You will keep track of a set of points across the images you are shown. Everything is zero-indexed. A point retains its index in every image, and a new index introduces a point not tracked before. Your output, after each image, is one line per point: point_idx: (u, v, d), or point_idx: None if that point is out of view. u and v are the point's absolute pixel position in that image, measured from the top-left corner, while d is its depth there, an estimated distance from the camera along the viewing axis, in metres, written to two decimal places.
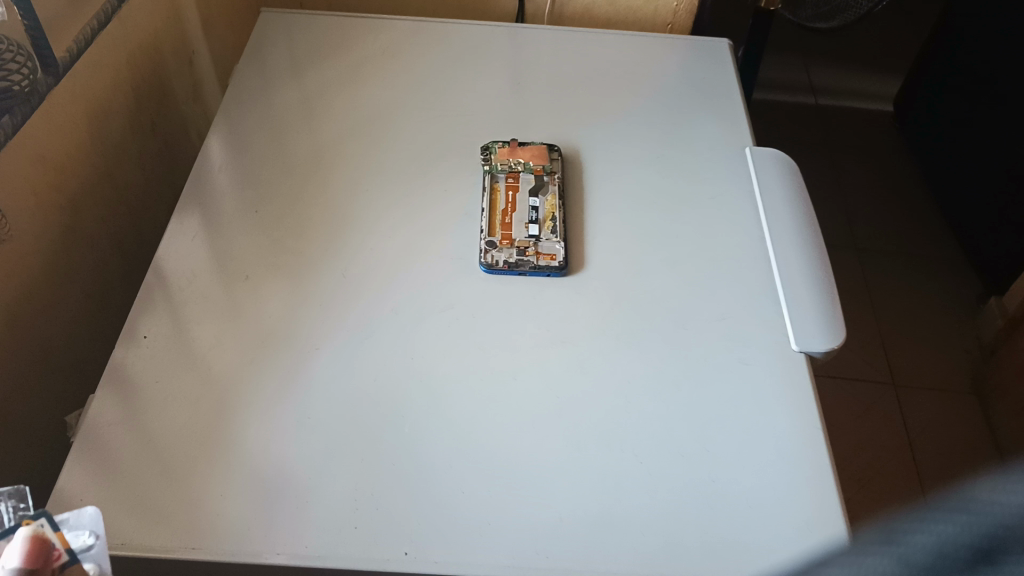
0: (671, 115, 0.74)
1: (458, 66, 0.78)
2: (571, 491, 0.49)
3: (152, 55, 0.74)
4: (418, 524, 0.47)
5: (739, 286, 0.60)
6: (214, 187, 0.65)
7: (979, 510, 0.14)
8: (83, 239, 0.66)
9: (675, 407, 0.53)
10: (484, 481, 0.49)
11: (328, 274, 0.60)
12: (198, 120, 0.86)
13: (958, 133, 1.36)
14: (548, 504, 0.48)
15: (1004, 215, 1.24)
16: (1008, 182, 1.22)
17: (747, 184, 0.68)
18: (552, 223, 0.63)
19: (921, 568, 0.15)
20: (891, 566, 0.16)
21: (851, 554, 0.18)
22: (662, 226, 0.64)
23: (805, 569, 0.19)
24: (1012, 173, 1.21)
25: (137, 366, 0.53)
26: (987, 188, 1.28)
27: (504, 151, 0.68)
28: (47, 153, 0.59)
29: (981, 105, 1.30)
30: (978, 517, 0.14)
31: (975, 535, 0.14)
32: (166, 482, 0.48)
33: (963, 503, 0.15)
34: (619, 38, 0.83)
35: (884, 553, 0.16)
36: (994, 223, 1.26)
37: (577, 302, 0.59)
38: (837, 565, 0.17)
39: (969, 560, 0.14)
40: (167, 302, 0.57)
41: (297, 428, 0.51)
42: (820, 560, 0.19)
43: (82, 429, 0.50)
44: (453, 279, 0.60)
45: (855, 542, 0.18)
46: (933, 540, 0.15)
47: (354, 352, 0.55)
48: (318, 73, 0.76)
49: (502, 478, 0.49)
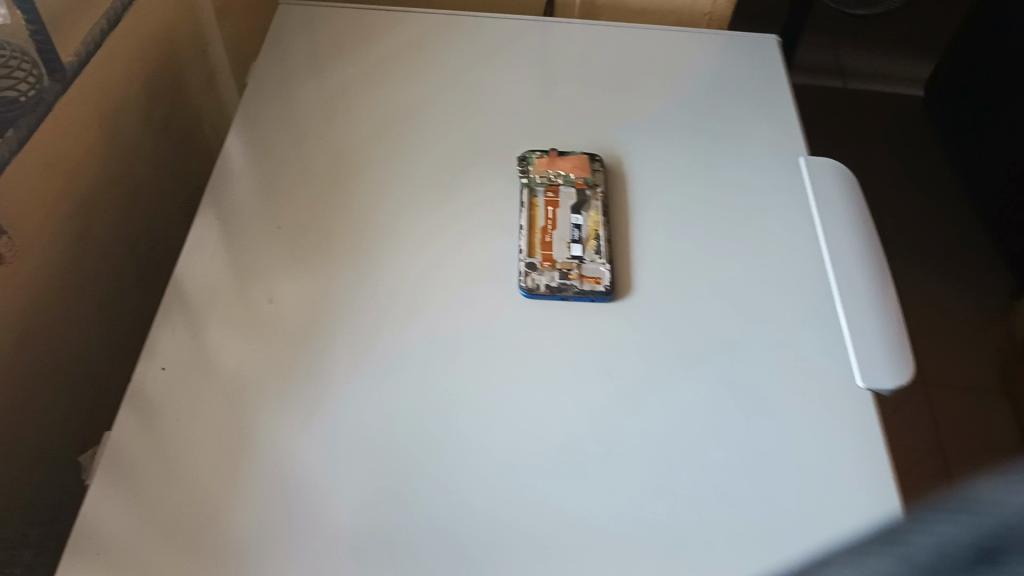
0: (717, 118, 0.69)
1: (489, 64, 0.74)
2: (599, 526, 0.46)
3: (162, 47, 0.70)
4: (430, 559, 0.44)
5: (798, 310, 0.56)
6: (235, 198, 0.61)
7: (982, 510, 0.15)
8: (92, 248, 0.62)
9: (734, 446, 0.49)
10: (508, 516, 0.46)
11: (357, 294, 0.56)
12: (211, 113, 0.81)
13: (979, 125, 1.31)
14: (579, 540, 0.45)
15: (1004, 215, 1.26)
16: (1008, 182, 1.23)
17: (803, 197, 0.63)
18: (596, 242, 0.59)
19: (922, 568, 0.15)
20: (892, 567, 0.16)
21: (849, 554, 0.17)
22: (714, 243, 0.60)
23: (803, 570, 0.18)
24: (1011, 173, 1.22)
25: (157, 397, 0.50)
26: (986, 191, 1.30)
27: (542, 160, 0.64)
28: (54, 161, 0.55)
29: (993, 106, 1.27)
30: (981, 516, 0.15)
31: (977, 536, 0.15)
32: (188, 530, 0.45)
33: (964, 502, 0.15)
34: (659, 32, 0.78)
35: (883, 554, 0.16)
36: (995, 223, 1.28)
37: (624, 329, 0.54)
38: (835, 566, 0.17)
39: (973, 562, 0.15)
40: (187, 326, 0.53)
41: (325, 467, 0.47)
42: (820, 560, 0.18)
43: (96, 468, 0.47)
44: (490, 302, 0.56)
45: (858, 541, 0.18)
46: (937, 542, 0.15)
47: (385, 382, 0.51)
48: (339, 71, 0.72)
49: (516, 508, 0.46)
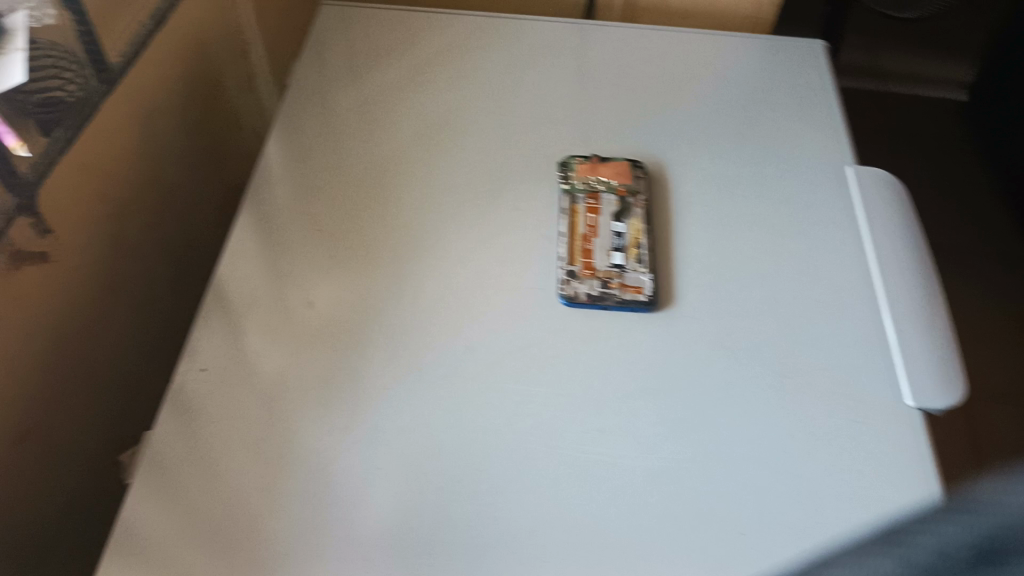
0: (762, 127, 0.68)
1: (529, 68, 0.73)
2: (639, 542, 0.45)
3: (203, 47, 0.70)
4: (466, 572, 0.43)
5: (845, 326, 0.55)
6: (275, 202, 0.61)
7: (982, 510, 0.16)
8: (131, 248, 0.62)
9: (782, 468, 0.48)
10: (545, 530, 0.45)
11: (395, 300, 0.56)
12: (249, 113, 0.82)
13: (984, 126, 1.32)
14: (618, 557, 0.44)
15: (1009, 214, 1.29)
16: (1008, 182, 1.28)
17: (850, 210, 0.62)
18: (638, 250, 0.58)
19: (925, 567, 0.17)
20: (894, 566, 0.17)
21: (849, 555, 0.18)
22: (758, 255, 0.59)
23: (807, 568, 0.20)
24: (1011, 173, 1.27)
25: (197, 401, 0.50)
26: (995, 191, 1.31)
27: (583, 167, 0.63)
28: (96, 162, 0.56)
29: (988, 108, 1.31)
30: (981, 517, 0.16)
31: (976, 536, 0.16)
32: (226, 535, 0.44)
33: (965, 503, 0.17)
34: (701, 37, 0.77)
35: (886, 555, 0.18)
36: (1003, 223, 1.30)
37: (665, 341, 0.53)
38: (838, 565, 0.18)
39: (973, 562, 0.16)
40: (226, 329, 0.53)
41: (364, 475, 0.47)
42: (821, 561, 0.19)
43: (137, 470, 0.47)
44: (529, 312, 0.55)
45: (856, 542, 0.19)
46: (936, 543, 0.17)
47: (423, 390, 0.51)
48: (378, 75, 0.72)
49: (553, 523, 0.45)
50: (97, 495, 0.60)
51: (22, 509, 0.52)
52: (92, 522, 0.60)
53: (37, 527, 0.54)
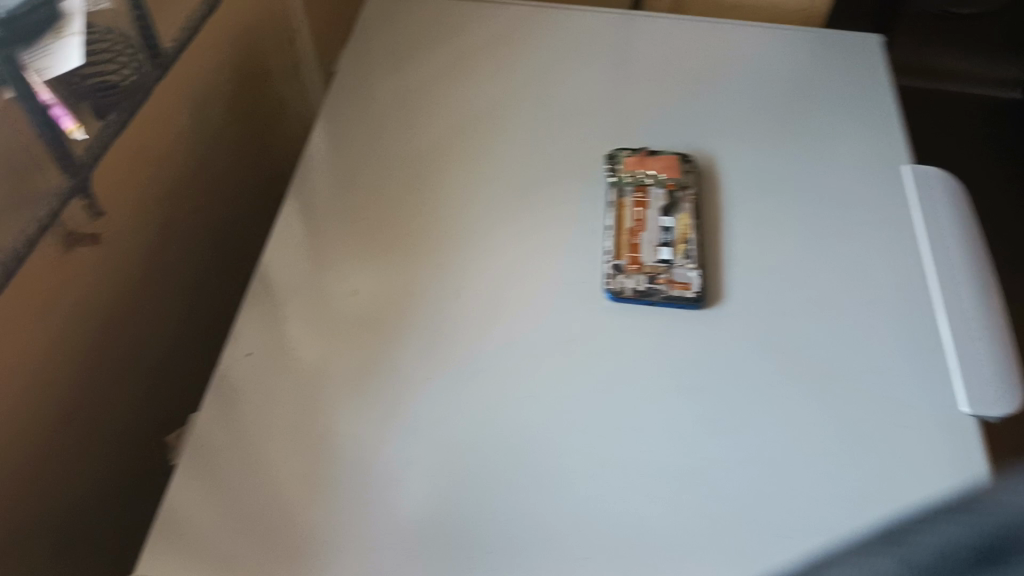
0: (815, 123, 0.66)
1: (577, 59, 0.72)
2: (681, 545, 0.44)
3: (251, 34, 0.70)
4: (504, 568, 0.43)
5: (898, 330, 0.53)
6: (320, 190, 0.61)
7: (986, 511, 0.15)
8: (179, 232, 0.63)
9: (831, 473, 0.47)
10: (585, 529, 0.44)
11: (438, 291, 0.55)
12: (294, 100, 0.82)
13: None
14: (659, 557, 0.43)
15: None
16: None
17: (906, 211, 0.60)
18: (686, 246, 0.57)
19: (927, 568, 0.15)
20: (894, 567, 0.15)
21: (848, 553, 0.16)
22: (809, 254, 0.57)
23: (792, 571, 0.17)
24: None
25: (241, 386, 0.50)
26: None
27: (631, 160, 0.62)
28: (147, 147, 0.56)
29: None
30: (983, 517, 0.15)
31: (982, 538, 0.15)
32: (269, 522, 0.45)
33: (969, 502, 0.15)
34: (753, 30, 0.75)
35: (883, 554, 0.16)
36: None
37: (713, 340, 0.53)
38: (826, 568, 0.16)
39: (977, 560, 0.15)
40: (271, 315, 0.53)
41: (405, 466, 0.47)
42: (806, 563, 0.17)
43: (183, 452, 0.47)
44: (574, 306, 0.54)
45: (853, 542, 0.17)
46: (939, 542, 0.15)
47: (464, 382, 0.50)
48: (424, 63, 0.72)
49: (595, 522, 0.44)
50: (141, 475, 0.61)
51: (70, 486, 0.53)
52: (137, 502, 0.61)
53: (84, 504, 0.55)
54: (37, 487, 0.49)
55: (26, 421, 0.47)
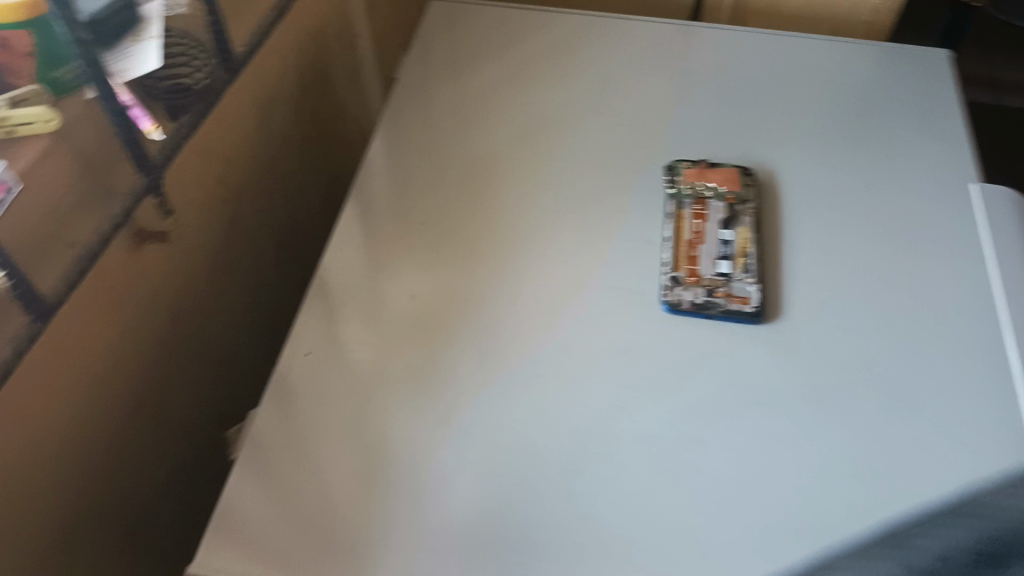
0: (879, 139, 0.65)
1: (637, 70, 0.72)
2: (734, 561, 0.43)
3: (316, 40, 0.72)
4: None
5: (963, 352, 0.52)
6: (379, 195, 0.62)
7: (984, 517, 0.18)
8: (242, 232, 0.64)
9: (895, 497, 0.45)
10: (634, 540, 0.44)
11: (494, 297, 0.56)
12: (354, 105, 0.83)
13: None
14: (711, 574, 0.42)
15: None
16: None
17: (973, 231, 0.59)
18: (745, 260, 0.56)
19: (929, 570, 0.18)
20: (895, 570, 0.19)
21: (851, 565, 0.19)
22: (874, 272, 0.56)
23: None
24: None
25: (299, 385, 0.51)
26: None
27: (690, 172, 0.62)
28: (215, 147, 0.58)
29: None
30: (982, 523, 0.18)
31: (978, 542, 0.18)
32: (323, 520, 0.45)
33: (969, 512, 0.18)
34: (819, 42, 0.74)
35: (887, 559, 0.19)
36: None
37: (771, 355, 0.52)
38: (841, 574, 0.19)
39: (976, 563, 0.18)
40: (329, 316, 0.54)
41: (458, 470, 0.47)
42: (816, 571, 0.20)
43: (241, 449, 0.48)
44: (630, 317, 0.54)
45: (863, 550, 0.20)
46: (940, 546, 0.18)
47: (517, 388, 0.50)
48: (483, 71, 0.72)
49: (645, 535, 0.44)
50: (199, 469, 0.62)
51: (131, 477, 0.54)
52: (192, 495, 0.62)
53: (144, 496, 0.56)
54: (101, 476, 0.51)
55: (93, 410, 0.49)
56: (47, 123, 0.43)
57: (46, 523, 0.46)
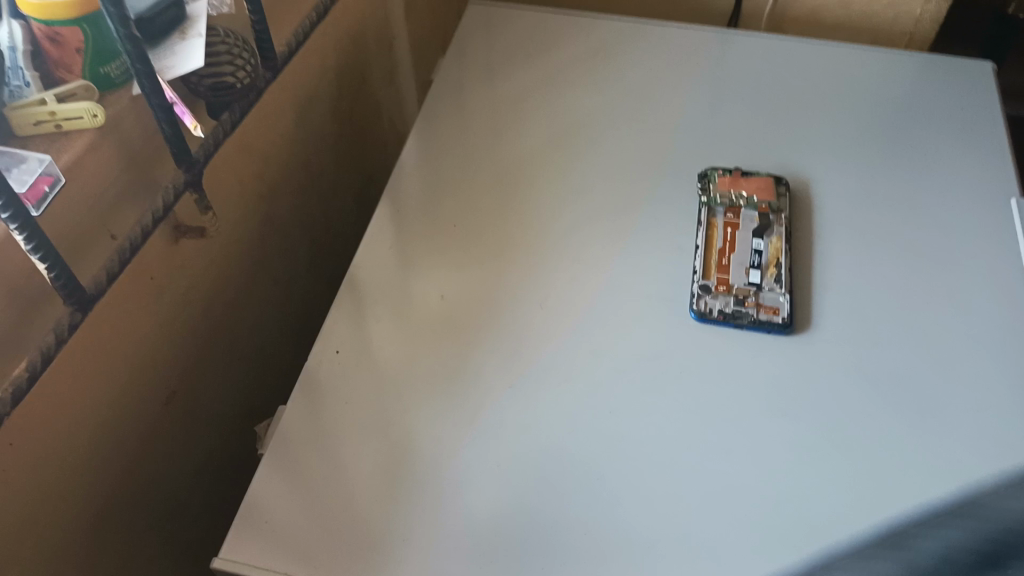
0: (917, 151, 0.64)
1: (672, 76, 0.72)
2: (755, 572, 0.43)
3: (355, 41, 0.73)
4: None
5: (998, 370, 0.51)
6: (411, 196, 0.63)
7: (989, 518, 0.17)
8: (277, 228, 0.65)
9: None
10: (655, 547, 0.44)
11: (522, 300, 0.56)
12: (391, 106, 0.84)
13: None
14: None
15: None
16: None
17: (1012, 247, 0.57)
18: (776, 269, 0.56)
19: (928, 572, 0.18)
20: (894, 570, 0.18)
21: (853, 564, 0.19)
22: (908, 285, 0.56)
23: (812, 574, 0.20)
24: None
25: (328, 381, 0.52)
26: None
27: (724, 180, 0.62)
28: (253, 145, 0.59)
29: None
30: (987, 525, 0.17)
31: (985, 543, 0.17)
32: (347, 515, 0.46)
33: (972, 512, 0.18)
34: (859, 52, 0.73)
35: (886, 558, 0.19)
36: None
37: (800, 367, 0.51)
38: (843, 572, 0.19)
39: (973, 563, 0.17)
40: (359, 315, 0.55)
41: (482, 471, 0.47)
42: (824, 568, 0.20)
43: (270, 442, 0.49)
44: (659, 324, 0.54)
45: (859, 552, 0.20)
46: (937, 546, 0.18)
47: (542, 391, 0.51)
48: (518, 74, 0.73)
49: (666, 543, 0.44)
50: (228, 460, 0.64)
51: (163, 466, 0.55)
52: (221, 486, 0.63)
53: (175, 484, 0.57)
54: (134, 463, 0.52)
55: (128, 399, 0.50)
56: (94, 117, 0.44)
57: (80, 508, 0.47)
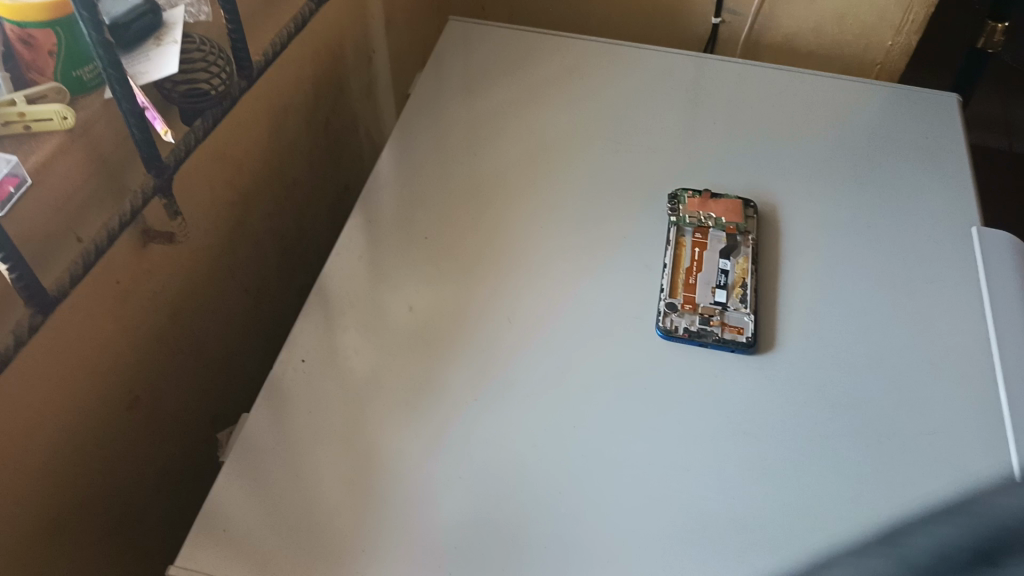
0: (883, 178, 0.66)
1: (647, 99, 0.73)
2: None
3: (335, 52, 0.73)
4: None
5: (956, 396, 0.51)
6: (383, 207, 0.63)
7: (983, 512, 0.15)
8: (248, 236, 0.65)
9: None
10: (615, 563, 0.44)
11: (491, 314, 0.56)
12: (368, 117, 0.84)
13: None
14: None
15: None
16: None
17: (972, 273, 0.59)
18: (742, 290, 0.57)
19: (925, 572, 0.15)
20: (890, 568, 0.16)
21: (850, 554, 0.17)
22: (872, 309, 0.56)
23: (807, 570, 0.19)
24: None
25: (294, 389, 0.52)
26: None
27: (693, 201, 0.63)
28: (226, 153, 0.59)
29: None
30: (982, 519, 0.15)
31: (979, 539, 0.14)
32: (308, 525, 0.46)
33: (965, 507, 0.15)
34: (828, 80, 0.75)
35: (883, 555, 0.16)
36: None
37: (761, 386, 0.52)
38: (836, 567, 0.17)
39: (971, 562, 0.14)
40: (327, 324, 0.55)
41: (445, 483, 0.47)
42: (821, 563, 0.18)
43: (232, 450, 0.49)
44: (626, 341, 0.55)
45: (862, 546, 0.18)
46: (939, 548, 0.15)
47: (507, 405, 0.51)
48: (495, 91, 0.73)
49: (623, 558, 0.44)
50: (191, 469, 0.63)
51: (123, 473, 0.54)
52: (181, 495, 0.62)
53: (135, 491, 0.56)
54: (94, 469, 0.51)
55: (90, 403, 0.49)
56: (63, 120, 0.43)
57: (37, 511, 0.47)
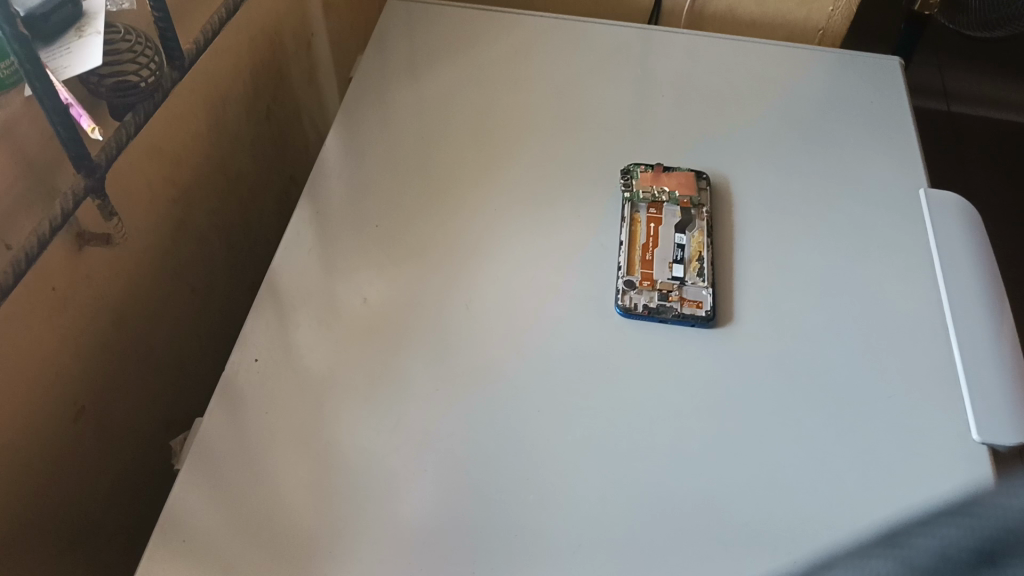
0: (832, 145, 0.66)
1: (595, 75, 0.72)
2: (683, 564, 0.43)
3: (273, 39, 0.71)
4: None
5: (911, 357, 0.52)
6: (332, 197, 0.61)
7: (983, 514, 0.15)
8: (191, 234, 0.63)
9: (848, 507, 0.46)
10: (590, 545, 0.44)
11: (449, 302, 0.55)
12: (311, 104, 0.82)
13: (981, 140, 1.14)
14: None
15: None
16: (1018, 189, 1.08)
17: (921, 235, 0.60)
18: (699, 264, 0.57)
19: (925, 571, 0.16)
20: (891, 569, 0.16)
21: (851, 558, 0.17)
22: (826, 276, 0.57)
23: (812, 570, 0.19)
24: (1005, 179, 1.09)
25: (250, 390, 0.50)
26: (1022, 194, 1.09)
27: (646, 175, 0.62)
28: (162, 146, 0.56)
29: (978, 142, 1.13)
30: (980, 521, 0.15)
31: (979, 539, 0.15)
32: (274, 528, 0.44)
33: (967, 507, 0.16)
34: (773, 49, 0.75)
35: (885, 557, 0.17)
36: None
37: (721, 359, 0.52)
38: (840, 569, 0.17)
39: (971, 562, 0.15)
40: (279, 321, 0.53)
41: (412, 476, 0.46)
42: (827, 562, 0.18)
43: (188, 456, 0.47)
44: (587, 321, 0.54)
45: (861, 546, 0.18)
46: (938, 545, 0.16)
47: (470, 395, 0.50)
48: (440, 71, 0.72)
49: (595, 540, 0.44)
50: (146, 478, 0.61)
51: (74, 486, 0.52)
52: (137, 505, 0.60)
53: (87, 505, 0.54)
54: (40, 486, 0.49)
55: (32, 419, 0.47)
56: None
57: None
